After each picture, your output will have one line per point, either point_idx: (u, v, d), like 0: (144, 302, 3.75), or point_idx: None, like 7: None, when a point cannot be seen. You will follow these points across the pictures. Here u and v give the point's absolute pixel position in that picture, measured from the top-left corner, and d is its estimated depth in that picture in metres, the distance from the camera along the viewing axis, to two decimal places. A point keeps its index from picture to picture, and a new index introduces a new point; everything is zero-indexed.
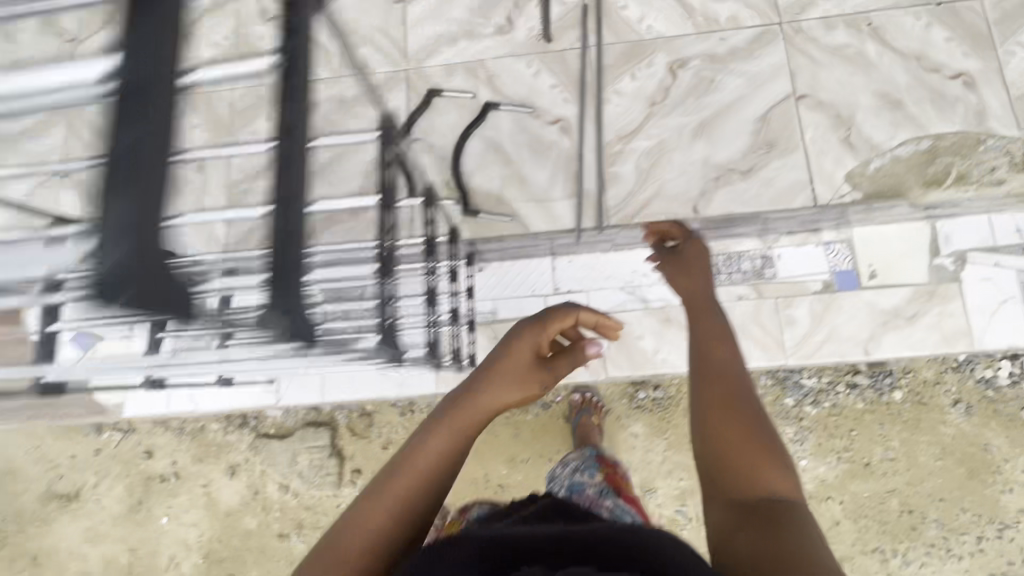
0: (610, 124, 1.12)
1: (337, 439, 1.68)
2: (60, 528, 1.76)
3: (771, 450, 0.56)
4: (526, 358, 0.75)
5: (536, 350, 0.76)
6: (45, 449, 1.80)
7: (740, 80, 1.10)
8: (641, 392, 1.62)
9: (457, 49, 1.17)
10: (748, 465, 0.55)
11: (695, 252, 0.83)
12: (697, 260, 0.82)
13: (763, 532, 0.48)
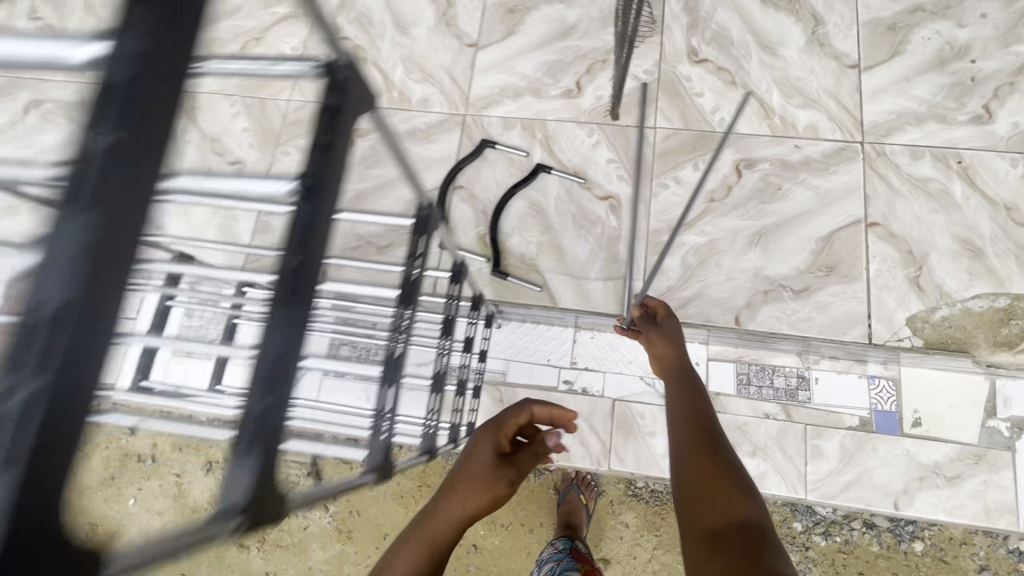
0: (657, 211, 1.06)
1: None
2: None
3: (715, 453, 0.55)
4: (485, 461, 0.73)
5: (495, 450, 0.74)
6: None
7: (809, 192, 1.04)
8: (641, 480, 1.53)
9: (520, 105, 1.17)
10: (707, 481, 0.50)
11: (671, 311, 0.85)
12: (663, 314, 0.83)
13: (712, 534, 0.45)
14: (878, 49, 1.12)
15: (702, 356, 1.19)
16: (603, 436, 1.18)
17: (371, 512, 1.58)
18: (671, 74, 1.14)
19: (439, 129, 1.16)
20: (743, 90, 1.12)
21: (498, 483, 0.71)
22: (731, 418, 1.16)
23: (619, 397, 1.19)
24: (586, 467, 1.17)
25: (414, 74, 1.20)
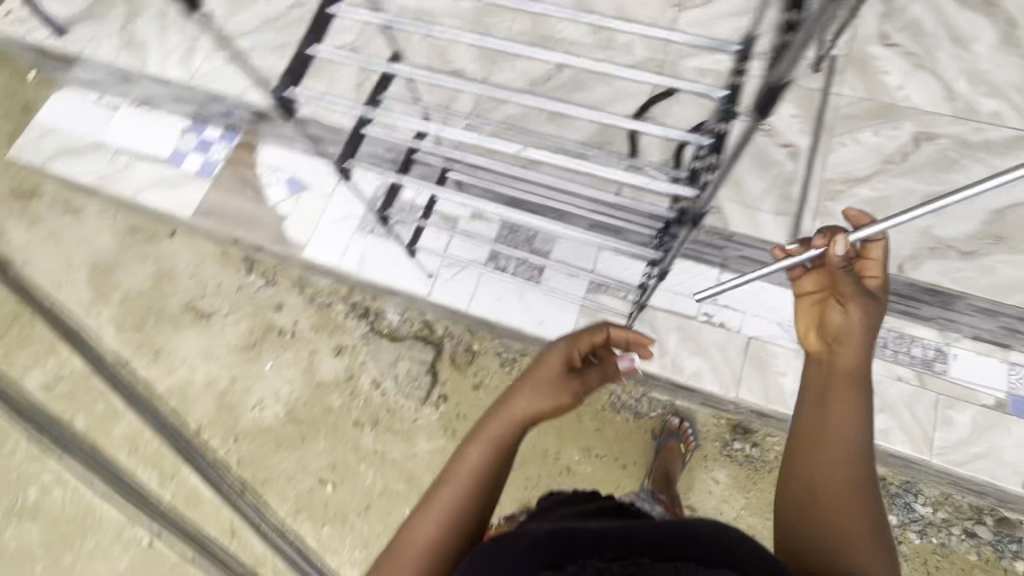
0: (834, 163, 1.17)
1: (438, 361, 1.79)
2: (185, 336, 1.97)
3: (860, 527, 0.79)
4: (556, 371, 0.95)
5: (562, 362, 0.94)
6: (203, 269, 2.05)
7: (987, 168, 1.24)
8: (738, 442, 1.60)
9: (714, 59, 1.30)
10: (833, 416, 0.86)
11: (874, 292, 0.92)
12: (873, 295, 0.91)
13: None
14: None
15: None
16: (734, 367, 1.27)
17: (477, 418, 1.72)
18: (862, 50, 1.24)
19: None
20: (929, 74, 1.21)
21: (563, 395, 0.93)
22: None
23: (755, 336, 1.27)
24: (714, 390, 1.26)
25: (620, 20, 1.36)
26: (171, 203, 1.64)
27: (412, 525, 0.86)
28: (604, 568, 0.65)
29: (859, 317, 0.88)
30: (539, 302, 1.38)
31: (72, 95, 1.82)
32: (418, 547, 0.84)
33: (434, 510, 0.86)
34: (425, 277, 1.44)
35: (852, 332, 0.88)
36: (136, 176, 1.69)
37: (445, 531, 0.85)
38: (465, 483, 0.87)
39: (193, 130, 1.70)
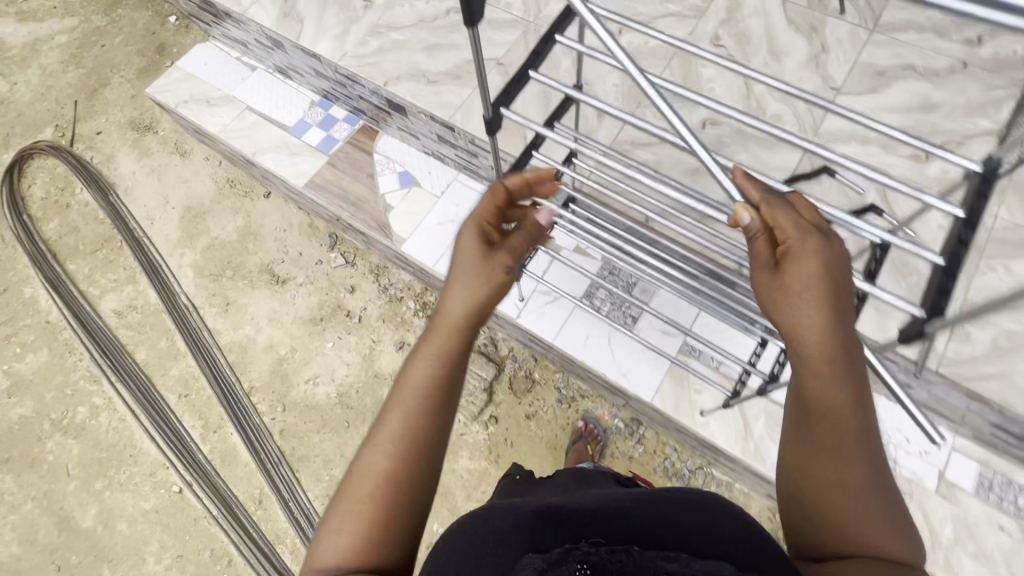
0: (976, 286, 1.13)
1: (496, 381, 1.75)
2: (257, 296, 2.00)
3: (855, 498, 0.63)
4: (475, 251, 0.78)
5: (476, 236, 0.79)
6: (288, 235, 2.08)
7: None
8: None
9: (864, 152, 1.28)
10: (810, 400, 0.67)
11: (804, 260, 0.67)
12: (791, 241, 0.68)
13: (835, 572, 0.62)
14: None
15: (947, 442, 1.17)
16: None
17: (524, 447, 1.69)
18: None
19: (786, 145, 1.30)
20: None
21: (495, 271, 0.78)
22: (962, 513, 1.14)
23: None
24: None
25: (774, 93, 1.36)
26: (285, 169, 1.68)
27: (358, 461, 0.69)
28: (591, 553, 0.62)
29: (760, 289, 0.71)
30: (627, 352, 1.34)
31: (220, 52, 1.92)
32: (369, 488, 0.66)
33: (388, 436, 0.69)
34: (517, 299, 1.43)
35: (799, 301, 0.67)
36: (258, 136, 1.74)
37: (401, 458, 0.68)
38: (415, 405, 0.71)
39: (322, 105, 1.76)
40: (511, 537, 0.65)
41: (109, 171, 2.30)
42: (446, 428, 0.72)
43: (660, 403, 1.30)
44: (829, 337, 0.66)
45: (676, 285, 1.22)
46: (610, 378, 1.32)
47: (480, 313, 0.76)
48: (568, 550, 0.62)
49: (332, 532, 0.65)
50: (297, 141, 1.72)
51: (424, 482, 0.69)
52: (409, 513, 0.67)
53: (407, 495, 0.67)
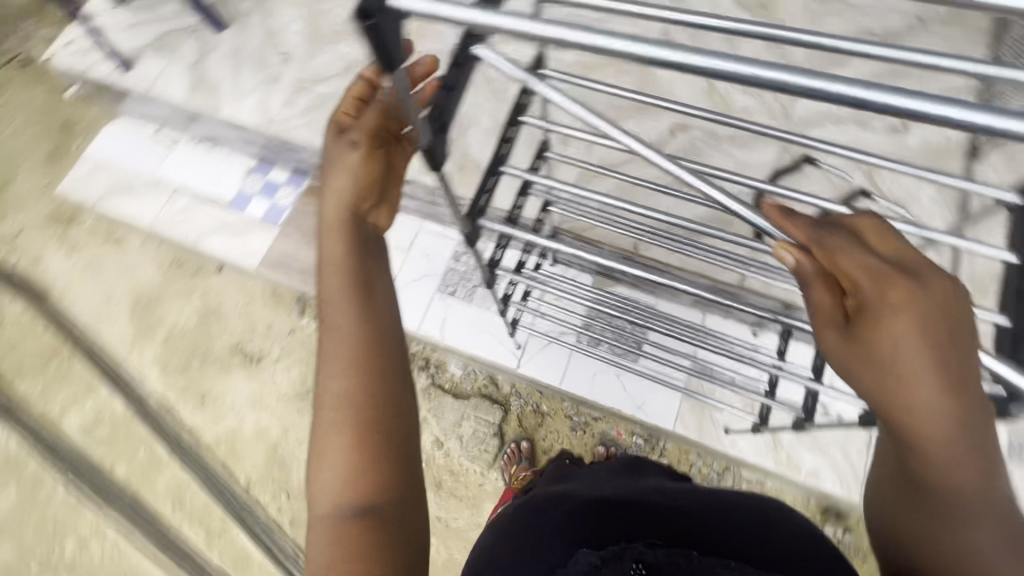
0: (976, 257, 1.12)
1: (505, 424, 1.53)
2: (233, 381, 1.85)
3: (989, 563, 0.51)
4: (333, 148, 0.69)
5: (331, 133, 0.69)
6: (253, 308, 1.91)
7: None
8: (830, 526, 1.36)
9: (842, 133, 1.24)
10: (914, 479, 0.53)
11: (894, 316, 0.49)
12: (874, 294, 0.50)
13: None
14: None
15: None
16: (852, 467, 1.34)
17: None
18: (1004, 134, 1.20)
19: (757, 140, 1.26)
20: None
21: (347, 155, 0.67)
22: None
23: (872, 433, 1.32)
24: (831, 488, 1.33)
25: (734, 91, 1.31)
26: (234, 252, 1.56)
27: (321, 395, 0.64)
28: (647, 554, 0.63)
29: (837, 351, 0.54)
30: (635, 384, 1.46)
31: (128, 120, 1.71)
32: (332, 418, 0.63)
33: (337, 363, 0.64)
34: (514, 347, 1.52)
35: (900, 371, 0.49)
36: (196, 220, 1.60)
37: (354, 375, 0.64)
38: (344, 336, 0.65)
39: (258, 170, 1.60)
40: (564, 532, 0.69)
41: (37, 275, 2.08)
42: (382, 339, 0.67)
43: (678, 427, 1.43)
44: (954, 421, 0.49)
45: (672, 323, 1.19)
46: (627, 413, 1.45)
47: (349, 202, 0.68)
48: (625, 549, 0.64)
49: (326, 473, 0.62)
50: (241, 216, 1.58)
51: (389, 382, 0.65)
52: (390, 412, 0.63)
53: (380, 402, 0.63)
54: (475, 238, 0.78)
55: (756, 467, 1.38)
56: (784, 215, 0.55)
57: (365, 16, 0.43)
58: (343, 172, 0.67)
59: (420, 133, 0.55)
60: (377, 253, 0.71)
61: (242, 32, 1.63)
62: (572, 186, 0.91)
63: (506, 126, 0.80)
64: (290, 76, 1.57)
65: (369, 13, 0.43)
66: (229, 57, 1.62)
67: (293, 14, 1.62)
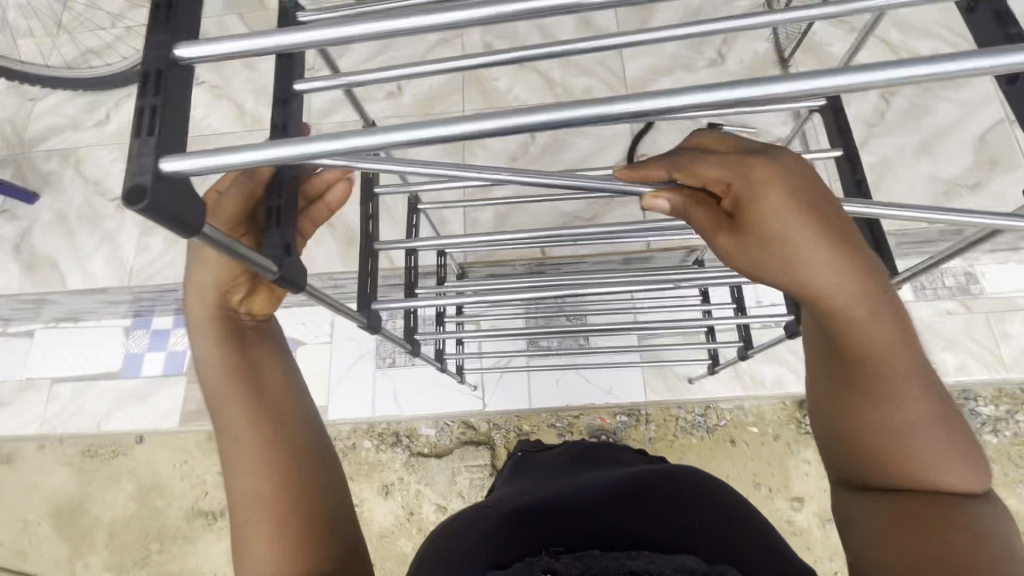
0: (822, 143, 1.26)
1: (497, 459, 1.48)
2: (205, 546, 1.67)
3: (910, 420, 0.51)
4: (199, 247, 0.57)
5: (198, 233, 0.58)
6: (192, 464, 1.70)
7: (950, 104, 1.47)
8: (810, 417, 1.47)
9: (675, 79, 1.34)
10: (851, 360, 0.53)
11: (767, 197, 0.49)
12: (748, 182, 0.50)
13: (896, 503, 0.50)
14: (935, 29, 1.48)
15: None
16: None
17: None
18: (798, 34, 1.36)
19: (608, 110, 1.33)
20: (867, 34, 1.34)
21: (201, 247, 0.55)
22: None
23: None
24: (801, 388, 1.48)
25: (572, 76, 1.36)
26: (147, 419, 1.41)
27: (233, 497, 0.54)
28: (555, 562, 0.52)
29: (735, 252, 0.52)
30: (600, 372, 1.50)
31: None
32: (240, 512, 0.52)
33: (240, 453, 0.53)
34: (472, 390, 1.51)
35: (790, 245, 0.48)
36: (90, 404, 1.44)
37: (266, 468, 0.53)
38: (240, 426, 0.54)
39: (140, 325, 1.47)
40: (479, 547, 0.58)
41: None
42: (288, 424, 0.56)
43: (654, 395, 1.50)
44: (853, 283, 0.49)
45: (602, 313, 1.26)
46: (600, 402, 1.49)
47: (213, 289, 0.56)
48: (530, 561, 0.53)
49: (249, 572, 0.51)
50: (138, 379, 1.43)
51: (311, 467, 0.55)
52: (312, 501, 0.53)
53: (302, 490, 0.53)
54: (380, 325, 0.79)
55: (731, 398, 1.49)
56: (635, 171, 0.57)
57: (134, 199, 0.35)
58: (204, 264, 0.55)
59: (272, 273, 0.47)
60: (271, 344, 0.60)
61: (58, 192, 1.47)
62: (457, 239, 0.96)
63: (364, 205, 0.81)
64: (134, 218, 1.46)
65: (138, 193, 0.35)
66: (56, 223, 1.46)
67: (110, 153, 1.49)
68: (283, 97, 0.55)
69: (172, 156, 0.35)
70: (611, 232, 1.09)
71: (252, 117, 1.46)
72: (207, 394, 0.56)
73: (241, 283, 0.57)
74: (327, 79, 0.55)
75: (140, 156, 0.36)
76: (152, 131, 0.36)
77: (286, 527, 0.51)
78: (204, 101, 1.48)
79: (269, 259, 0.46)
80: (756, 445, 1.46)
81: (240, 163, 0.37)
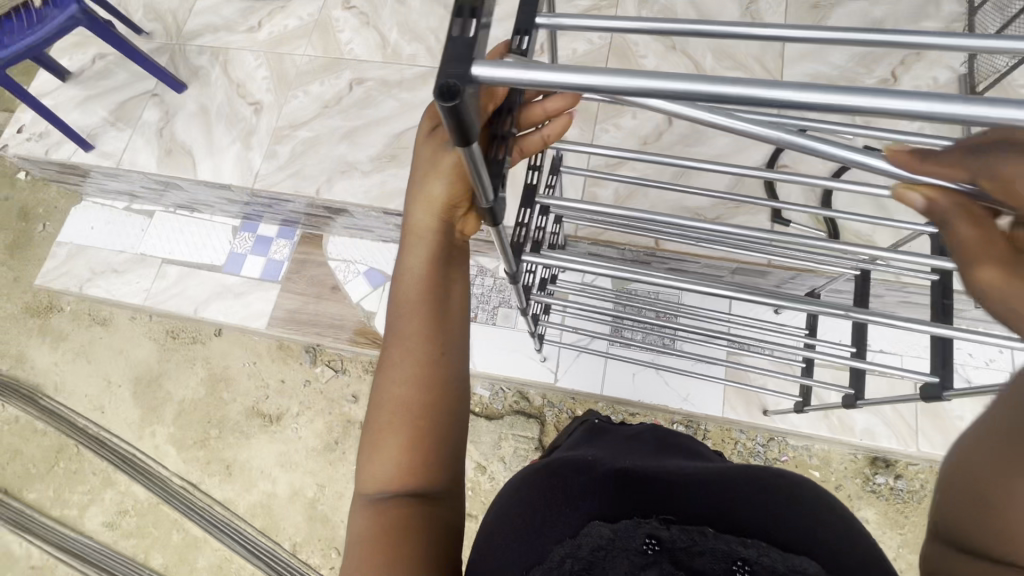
0: None
1: (544, 436, 1.50)
2: (258, 446, 1.72)
3: None
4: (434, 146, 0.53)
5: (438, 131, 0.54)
6: (260, 366, 1.78)
7: None
8: (880, 476, 1.39)
9: None
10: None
11: None
12: None
13: None
14: None
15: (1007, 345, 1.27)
16: (908, 420, 1.36)
17: None
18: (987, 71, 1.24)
19: None
20: None
21: (443, 155, 0.51)
22: None
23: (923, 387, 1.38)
24: (892, 445, 1.36)
25: (722, 68, 1.30)
26: (238, 316, 1.52)
27: (379, 394, 0.56)
28: (662, 529, 0.53)
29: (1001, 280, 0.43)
30: (676, 375, 1.46)
31: (104, 207, 1.68)
32: (390, 414, 0.54)
33: (407, 362, 0.55)
34: (543, 361, 1.50)
35: None
36: (191, 289, 1.55)
37: (421, 388, 0.55)
38: (414, 338, 0.55)
39: (246, 228, 1.58)
40: (575, 500, 0.56)
41: (24, 373, 1.90)
42: (456, 350, 0.57)
43: (731, 412, 1.42)
44: None
45: (699, 316, 1.22)
46: (674, 406, 1.43)
47: (439, 199, 0.53)
48: (637, 522, 0.54)
49: (381, 466, 0.54)
50: (237, 276, 1.54)
51: (456, 411, 0.56)
52: (456, 426, 0.56)
53: (442, 426, 0.55)
54: (520, 276, 0.82)
55: (805, 436, 1.40)
56: (916, 156, 0.45)
57: (447, 94, 0.35)
58: (439, 176, 0.52)
59: (487, 199, 0.47)
60: (463, 269, 0.58)
61: (204, 87, 1.56)
62: (584, 203, 0.89)
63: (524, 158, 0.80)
64: (267, 125, 1.50)
65: (452, 92, 0.35)
66: (196, 114, 1.54)
67: (255, 59, 1.55)
68: (525, 28, 0.50)
69: (487, 63, 0.36)
70: (735, 239, 1.04)
71: (392, 50, 1.51)
72: (396, 294, 0.57)
73: (463, 205, 0.54)
74: (551, 18, 0.51)
75: (453, 58, 0.36)
76: (467, 33, 0.37)
77: (430, 442, 0.54)
78: (352, 27, 1.55)
79: (491, 186, 0.46)
80: None
81: (536, 82, 0.37)
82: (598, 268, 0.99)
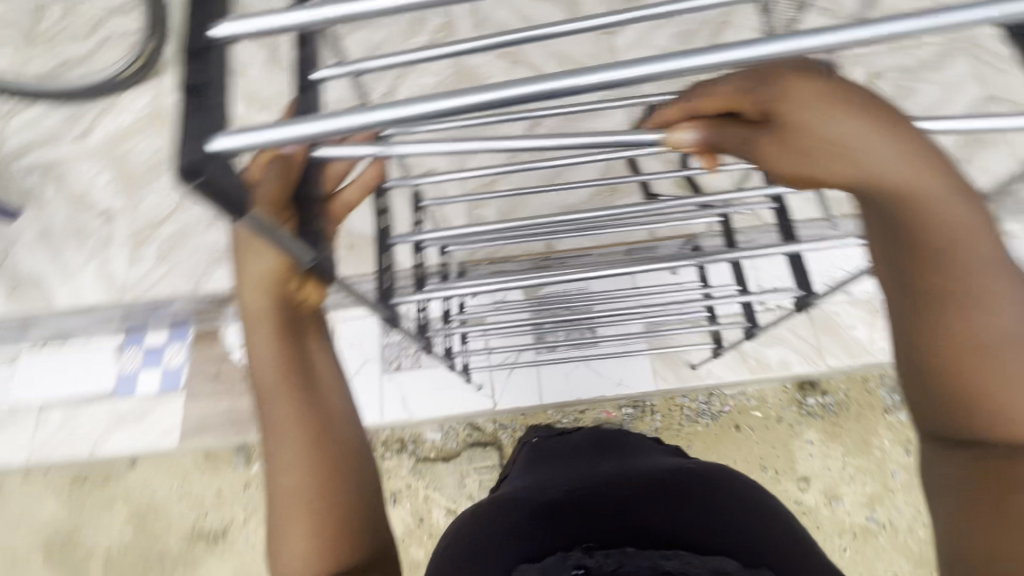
0: None
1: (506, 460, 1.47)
2: None
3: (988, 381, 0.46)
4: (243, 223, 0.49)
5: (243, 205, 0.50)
6: None
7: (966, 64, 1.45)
8: (810, 397, 1.50)
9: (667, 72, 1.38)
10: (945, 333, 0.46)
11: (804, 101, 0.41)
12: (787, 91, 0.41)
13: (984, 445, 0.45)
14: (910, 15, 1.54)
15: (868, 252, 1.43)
16: (814, 342, 1.53)
17: None
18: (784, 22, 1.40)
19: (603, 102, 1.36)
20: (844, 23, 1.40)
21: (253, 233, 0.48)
22: None
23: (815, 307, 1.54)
24: (806, 368, 1.51)
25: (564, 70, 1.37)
26: (143, 441, 1.42)
27: (274, 489, 0.52)
28: (588, 558, 0.50)
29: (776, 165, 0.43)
30: (606, 364, 1.52)
31: None
32: (289, 506, 0.51)
33: (291, 448, 0.52)
34: (477, 389, 1.50)
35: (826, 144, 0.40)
36: (82, 428, 1.43)
37: (313, 470, 0.52)
38: (291, 425, 0.52)
39: (131, 343, 1.44)
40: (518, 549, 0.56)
41: None
42: (342, 419, 0.55)
43: (663, 382, 1.51)
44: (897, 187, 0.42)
45: (608, 300, 1.26)
46: (610, 393, 1.49)
47: (266, 276, 0.49)
48: (565, 555, 0.51)
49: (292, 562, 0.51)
50: (132, 399, 1.42)
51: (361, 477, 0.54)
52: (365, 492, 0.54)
53: (348, 498, 0.52)
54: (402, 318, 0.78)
55: (734, 383, 1.51)
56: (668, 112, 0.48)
57: (192, 176, 0.35)
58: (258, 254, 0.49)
59: (308, 259, 0.46)
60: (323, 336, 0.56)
61: (38, 208, 1.43)
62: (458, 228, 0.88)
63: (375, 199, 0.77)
64: (123, 232, 1.41)
65: (193, 170, 0.35)
66: (38, 240, 1.42)
67: (92, 166, 1.44)
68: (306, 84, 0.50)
69: (223, 134, 0.35)
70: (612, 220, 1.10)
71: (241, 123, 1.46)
72: (257, 384, 0.53)
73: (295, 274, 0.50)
74: (338, 65, 0.50)
75: (189, 138, 0.35)
76: (196, 110, 0.36)
77: (341, 520, 0.52)
78: None
79: (304, 246, 0.45)
80: (760, 429, 1.48)
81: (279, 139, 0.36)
82: (491, 283, 0.98)
